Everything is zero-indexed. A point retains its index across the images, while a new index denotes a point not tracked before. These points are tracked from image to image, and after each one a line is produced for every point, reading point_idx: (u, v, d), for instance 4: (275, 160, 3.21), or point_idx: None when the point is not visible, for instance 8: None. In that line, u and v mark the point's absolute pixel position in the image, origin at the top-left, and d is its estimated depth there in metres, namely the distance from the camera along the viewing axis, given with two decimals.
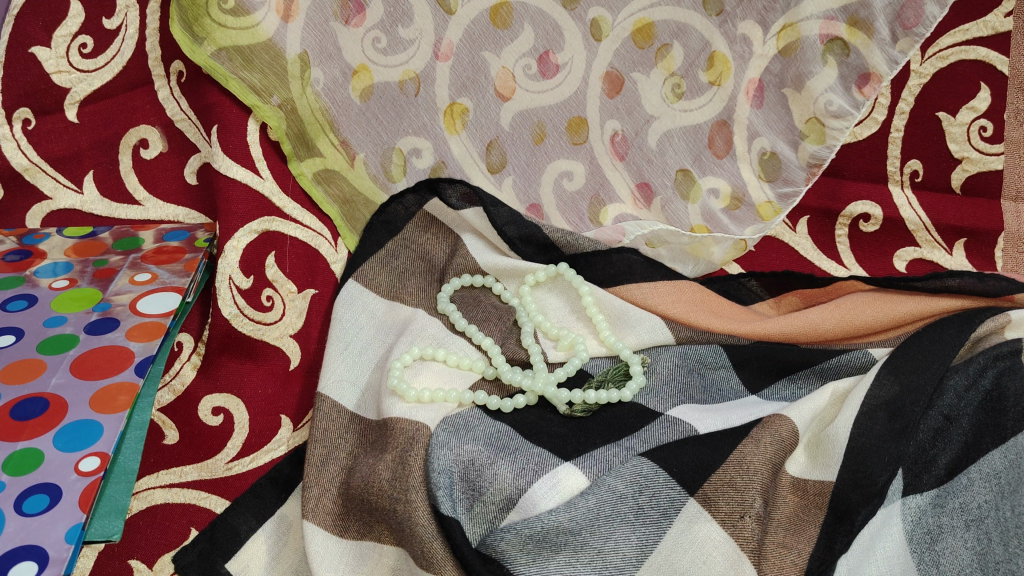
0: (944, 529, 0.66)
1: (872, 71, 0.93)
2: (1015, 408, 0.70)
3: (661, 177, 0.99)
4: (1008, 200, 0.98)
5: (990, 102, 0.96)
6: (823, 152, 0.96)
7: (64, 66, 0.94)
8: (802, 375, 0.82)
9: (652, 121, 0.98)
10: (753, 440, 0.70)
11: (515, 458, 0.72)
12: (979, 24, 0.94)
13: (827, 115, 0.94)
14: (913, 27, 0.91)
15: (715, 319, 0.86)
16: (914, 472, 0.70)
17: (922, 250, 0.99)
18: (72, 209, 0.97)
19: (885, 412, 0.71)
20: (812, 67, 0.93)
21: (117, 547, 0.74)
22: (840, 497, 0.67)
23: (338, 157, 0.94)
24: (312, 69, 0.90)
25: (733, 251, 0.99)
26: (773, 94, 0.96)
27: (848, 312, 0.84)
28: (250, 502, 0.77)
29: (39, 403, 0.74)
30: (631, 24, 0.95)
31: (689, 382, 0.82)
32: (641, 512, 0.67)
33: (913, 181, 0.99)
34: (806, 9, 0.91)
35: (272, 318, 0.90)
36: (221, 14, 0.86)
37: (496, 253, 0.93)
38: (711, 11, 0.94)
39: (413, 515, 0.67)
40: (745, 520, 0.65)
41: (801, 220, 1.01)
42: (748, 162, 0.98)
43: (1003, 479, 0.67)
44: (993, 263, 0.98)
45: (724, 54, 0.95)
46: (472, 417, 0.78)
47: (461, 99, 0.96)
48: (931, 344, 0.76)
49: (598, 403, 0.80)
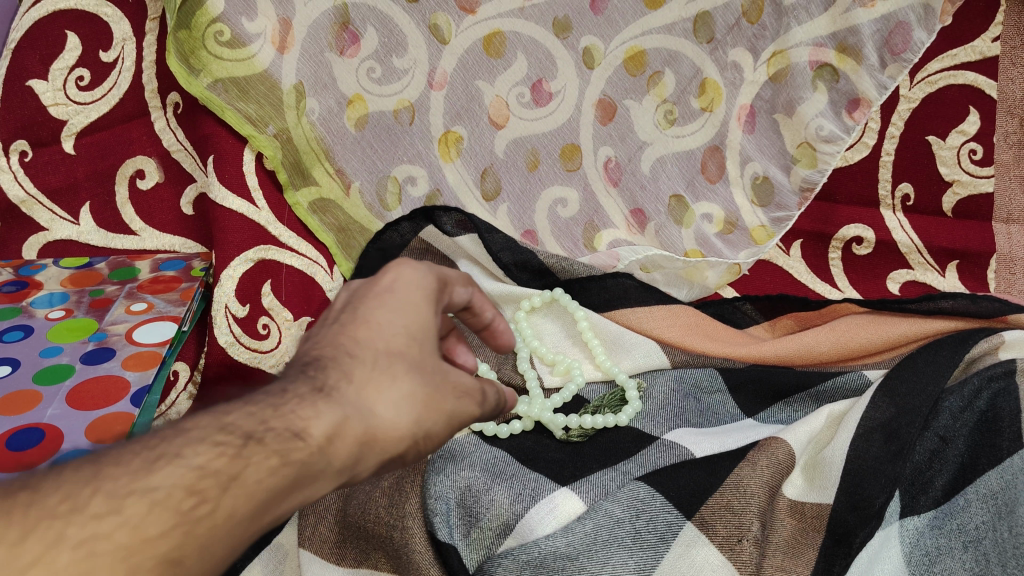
0: (943, 550, 0.66)
1: (861, 96, 0.94)
2: (1010, 427, 0.70)
3: (654, 203, 0.99)
4: (999, 222, 0.97)
5: (979, 125, 0.95)
6: (814, 177, 0.96)
7: (61, 98, 0.95)
8: (796, 398, 0.82)
9: (645, 147, 0.99)
10: (750, 463, 0.70)
11: (512, 483, 0.72)
12: (967, 49, 0.94)
13: (817, 139, 0.95)
14: (902, 53, 0.91)
15: (709, 342, 0.87)
16: (911, 494, 0.70)
17: (915, 272, 0.98)
18: (68, 239, 0.97)
19: (881, 434, 0.71)
20: (801, 93, 0.94)
21: None
22: (838, 519, 0.68)
23: (334, 186, 0.94)
24: (307, 99, 0.91)
25: (727, 275, 0.98)
26: (764, 120, 0.97)
27: (843, 335, 0.85)
28: None
29: (35, 434, 0.74)
30: (623, 53, 0.96)
31: (684, 406, 0.82)
32: (639, 536, 0.66)
33: (905, 205, 0.99)
34: (795, 36, 0.93)
35: (268, 346, 0.92)
36: (217, 47, 0.88)
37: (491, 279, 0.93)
38: (701, 39, 0.95)
39: (411, 542, 0.68)
40: (744, 543, 0.65)
41: (795, 243, 1.00)
42: (740, 186, 0.98)
43: (1000, 499, 0.66)
44: (986, 284, 0.96)
45: (715, 81, 0.96)
46: (469, 444, 0.78)
47: (456, 128, 0.97)
48: (926, 365, 0.76)
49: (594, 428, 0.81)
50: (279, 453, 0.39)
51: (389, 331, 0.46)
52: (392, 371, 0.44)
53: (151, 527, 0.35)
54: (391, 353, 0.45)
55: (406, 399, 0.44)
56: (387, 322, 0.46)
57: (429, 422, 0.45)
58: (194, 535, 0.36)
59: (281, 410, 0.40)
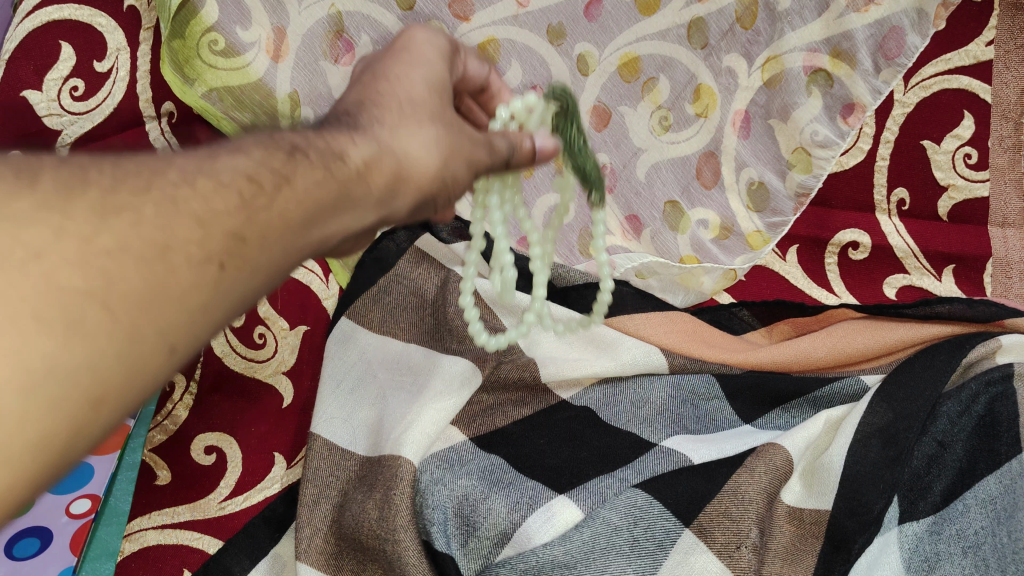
0: (942, 556, 0.66)
1: (856, 101, 0.92)
2: (1009, 432, 0.70)
3: (650, 209, 0.99)
4: (995, 226, 0.96)
5: (974, 129, 0.95)
6: (810, 182, 0.95)
7: (55, 108, 0.92)
8: (795, 403, 0.82)
9: (640, 153, 0.98)
10: (747, 469, 0.70)
11: (508, 492, 0.72)
12: (961, 53, 0.94)
13: (812, 144, 0.94)
14: (896, 57, 0.90)
15: (710, 349, 0.86)
16: (910, 499, 0.70)
17: (911, 277, 0.96)
18: None
19: (879, 438, 0.71)
20: (796, 98, 0.93)
21: (134, 564, 0.79)
22: (837, 526, 0.67)
23: None
24: (301, 108, 0.93)
25: (722, 281, 0.98)
26: (760, 125, 0.95)
27: (840, 340, 0.85)
28: (244, 541, 0.79)
29: None
30: (618, 58, 0.96)
31: (681, 412, 0.82)
32: (637, 544, 0.66)
33: (900, 210, 0.98)
34: (789, 42, 0.92)
35: (265, 355, 0.91)
36: (212, 56, 0.90)
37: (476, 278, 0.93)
38: (696, 44, 0.94)
39: (403, 554, 0.68)
40: (741, 550, 0.65)
41: (790, 248, 0.99)
42: (736, 192, 0.97)
43: (999, 505, 0.67)
44: (982, 288, 0.95)
45: (710, 87, 0.95)
46: (466, 451, 0.78)
47: None
48: (923, 370, 0.76)
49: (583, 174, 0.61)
50: (323, 166, 0.42)
51: (408, 82, 0.48)
52: (423, 118, 0.47)
53: (216, 204, 0.37)
54: (413, 102, 0.47)
55: (434, 143, 0.46)
56: (406, 76, 0.49)
57: (457, 167, 0.48)
58: (255, 220, 0.38)
59: (322, 138, 0.43)
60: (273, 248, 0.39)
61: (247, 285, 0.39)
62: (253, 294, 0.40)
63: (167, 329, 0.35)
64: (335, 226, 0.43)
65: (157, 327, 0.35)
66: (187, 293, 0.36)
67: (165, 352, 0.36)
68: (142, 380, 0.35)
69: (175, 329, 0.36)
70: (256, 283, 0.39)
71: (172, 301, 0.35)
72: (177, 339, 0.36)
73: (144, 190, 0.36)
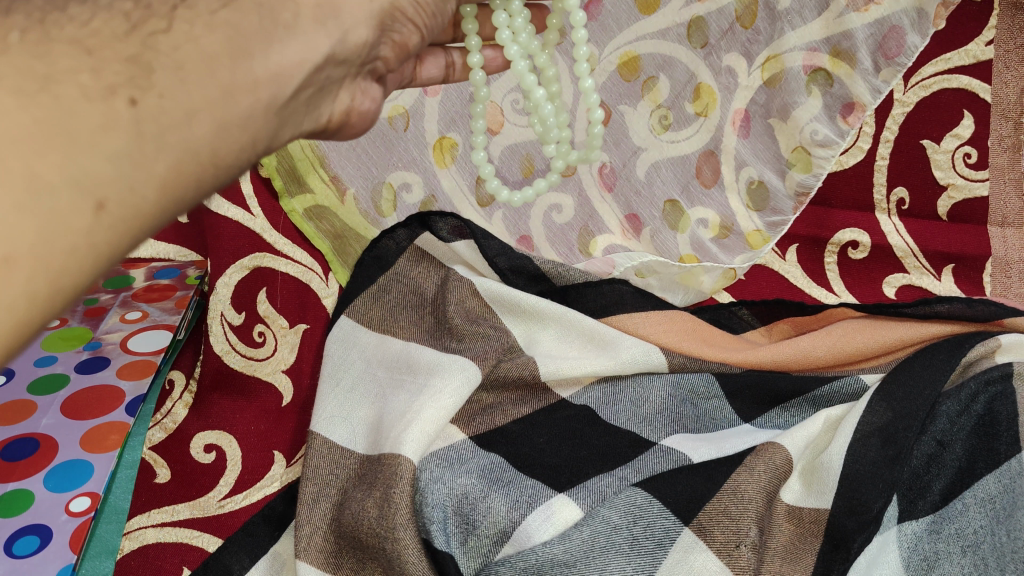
0: (941, 554, 0.66)
1: (856, 100, 0.90)
2: (1008, 431, 0.70)
3: (650, 208, 0.98)
4: (995, 225, 0.97)
5: (974, 129, 0.95)
6: (810, 181, 0.94)
7: None
8: (794, 403, 0.82)
9: (640, 152, 0.97)
10: (747, 468, 0.70)
11: (508, 491, 0.72)
12: (961, 53, 0.93)
13: (812, 144, 0.92)
14: (895, 57, 0.87)
15: (708, 347, 0.86)
16: (909, 499, 0.70)
17: (911, 276, 0.97)
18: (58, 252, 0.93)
19: (878, 438, 0.71)
20: (796, 97, 0.91)
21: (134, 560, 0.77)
22: (836, 524, 0.68)
23: (329, 193, 0.98)
24: None
25: (722, 280, 0.98)
26: (759, 125, 0.93)
27: (839, 340, 0.85)
28: (244, 539, 0.78)
29: (30, 444, 0.81)
30: (617, 58, 0.95)
31: (681, 411, 0.82)
32: (636, 543, 0.66)
33: (900, 209, 0.98)
34: (790, 40, 0.89)
35: (264, 353, 0.92)
36: None
37: (475, 274, 0.94)
38: (696, 43, 0.92)
39: (402, 550, 0.68)
40: (741, 549, 0.65)
41: (790, 247, 1.00)
42: (736, 192, 0.96)
43: (997, 504, 0.67)
44: (982, 288, 0.96)
45: (710, 86, 0.93)
46: (465, 450, 0.78)
47: (450, 134, 0.97)
48: (922, 369, 0.76)
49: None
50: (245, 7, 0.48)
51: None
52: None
53: (111, 31, 0.44)
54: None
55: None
56: None
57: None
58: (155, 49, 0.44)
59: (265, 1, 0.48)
60: (186, 85, 0.44)
61: (176, 126, 0.44)
62: (196, 147, 0.45)
63: (90, 178, 0.41)
64: (286, 53, 0.49)
65: (64, 167, 0.40)
66: (96, 129, 0.41)
67: (87, 204, 0.41)
68: (63, 232, 0.40)
69: (101, 178, 0.41)
70: (190, 131, 0.44)
71: (78, 140, 0.40)
72: (103, 188, 0.41)
73: (19, 38, 0.41)
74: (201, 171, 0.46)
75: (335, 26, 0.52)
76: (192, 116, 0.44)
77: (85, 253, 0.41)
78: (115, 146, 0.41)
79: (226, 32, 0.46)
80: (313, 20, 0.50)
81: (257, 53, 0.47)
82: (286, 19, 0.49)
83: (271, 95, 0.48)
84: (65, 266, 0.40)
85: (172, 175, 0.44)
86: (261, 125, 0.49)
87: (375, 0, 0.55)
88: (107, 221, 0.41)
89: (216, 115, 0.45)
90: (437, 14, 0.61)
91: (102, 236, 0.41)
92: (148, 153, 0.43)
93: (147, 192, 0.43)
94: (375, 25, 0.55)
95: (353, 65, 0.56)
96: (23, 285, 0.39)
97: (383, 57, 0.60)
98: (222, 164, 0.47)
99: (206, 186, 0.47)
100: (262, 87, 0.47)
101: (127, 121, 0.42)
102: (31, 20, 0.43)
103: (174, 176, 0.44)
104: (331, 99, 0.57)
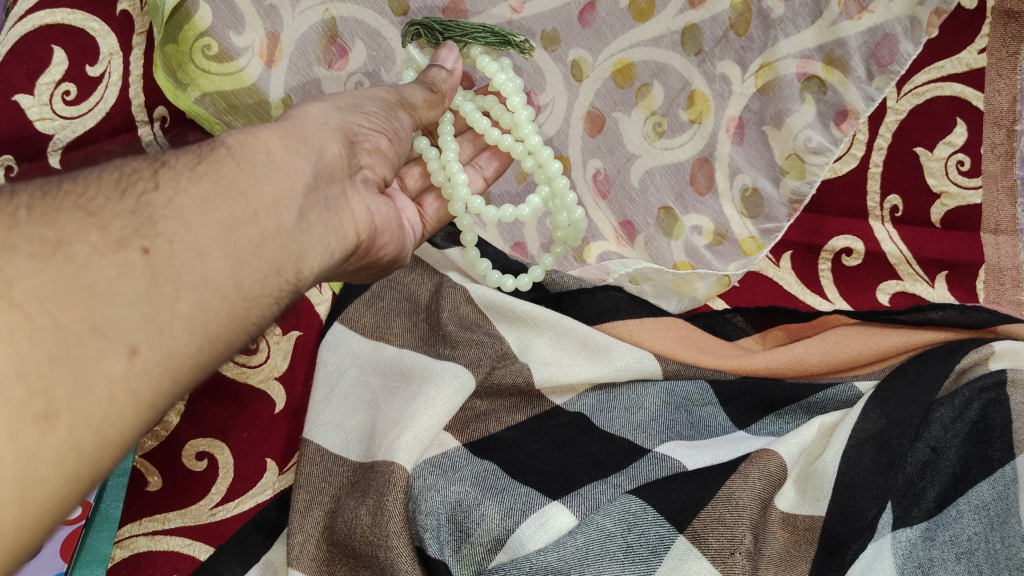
0: (936, 562, 0.66)
1: (850, 107, 0.90)
2: (1001, 438, 0.71)
3: (643, 215, 0.98)
4: (988, 232, 0.96)
5: (967, 136, 0.95)
6: (804, 188, 0.94)
7: (47, 113, 0.88)
8: (789, 409, 0.82)
9: (633, 159, 0.97)
10: (741, 475, 0.69)
11: (502, 497, 0.72)
12: (954, 60, 0.93)
13: (806, 150, 0.92)
14: (888, 64, 0.88)
15: (703, 354, 0.86)
16: (903, 505, 0.70)
17: (904, 283, 0.97)
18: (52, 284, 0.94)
19: (873, 445, 0.71)
20: (790, 105, 0.91)
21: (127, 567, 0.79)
22: (830, 531, 0.68)
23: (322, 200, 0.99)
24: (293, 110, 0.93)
25: (716, 286, 0.97)
26: (753, 132, 0.93)
27: (834, 345, 0.85)
28: (235, 548, 0.79)
29: None
30: (611, 65, 0.94)
31: (676, 418, 0.82)
32: (630, 550, 0.66)
33: (893, 216, 0.98)
34: (784, 48, 0.89)
35: (258, 360, 0.90)
36: (205, 61, 0.89)
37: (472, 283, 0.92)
38: (690, 51, 0.92)
39: (397, 560, 0.69)
40: (736, 556, 0.65)
41: (784, 255, 1.00)
42: (730, 199, 0.96)
43: (992, 510, 0.67)
44: (976, 295, 0.96)
45: (703, 93, 0.93)
46: (458, 457, 0.78)
47: None
48: (917, 376, 0.76)
49: (444, 28, 0.77)
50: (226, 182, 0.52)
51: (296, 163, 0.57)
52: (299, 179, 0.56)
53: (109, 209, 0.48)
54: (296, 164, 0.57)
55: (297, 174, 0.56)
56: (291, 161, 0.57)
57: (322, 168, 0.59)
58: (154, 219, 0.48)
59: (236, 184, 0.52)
60: (190, 229, 0.49)
61: (189, 266, 0.48)
62: (214, 283, 0.49)
63: (115, 327, 0.44)
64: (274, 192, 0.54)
65: (87, 318, 0.44)
66: (113, 278, 0.45)
67: (120, 351, 0.44)
68: (100, 380, 0.43)
69: (126, 326, 0.45)
70: (204, 267, 0.48)
71: (96, 292, 0.44)
72: (132, 335, 0.45)
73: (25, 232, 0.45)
74: (227, 304, 0.49)
75: (308, 149, 0.58)
76: (202, 255, 0.49)
77: (122, 401, 0.44)
78: (132, 291, 0.45)
79: (211, 179, 0.52)
80: (284, 151, 0.57)
81: (248, 190, 0.53)
82: (260, 157, 0.55)
83: (275, 221, 0.53)
84: (105, 415, 0.44)
85: (197, 313, 0.48)
86: (278, 250, 0.53)
87: (328, 121, 0.63)
88: (140, 364, 0.45)
89: (227, 249, 0.50)
90: (394, 121, 0.68)
91: (137, 379, 0.45)
92: (166, 295, 0.47)
93: (175, 333, 0.47)
94: (342, 137, 0.62)
95: (340, 176, 0.61)
96: (66, 439, 0.42)
97: (368, 167, 0.66)
98: (250, 297, 0.51)
99: (237, 321, 0.50)
100: (262, 216, 0.52)
101: (141, 267, 0.46)
102: (33, 197, 0.47)
103: (199, 314, 0.48)
104: (347, 211, 0.61)
